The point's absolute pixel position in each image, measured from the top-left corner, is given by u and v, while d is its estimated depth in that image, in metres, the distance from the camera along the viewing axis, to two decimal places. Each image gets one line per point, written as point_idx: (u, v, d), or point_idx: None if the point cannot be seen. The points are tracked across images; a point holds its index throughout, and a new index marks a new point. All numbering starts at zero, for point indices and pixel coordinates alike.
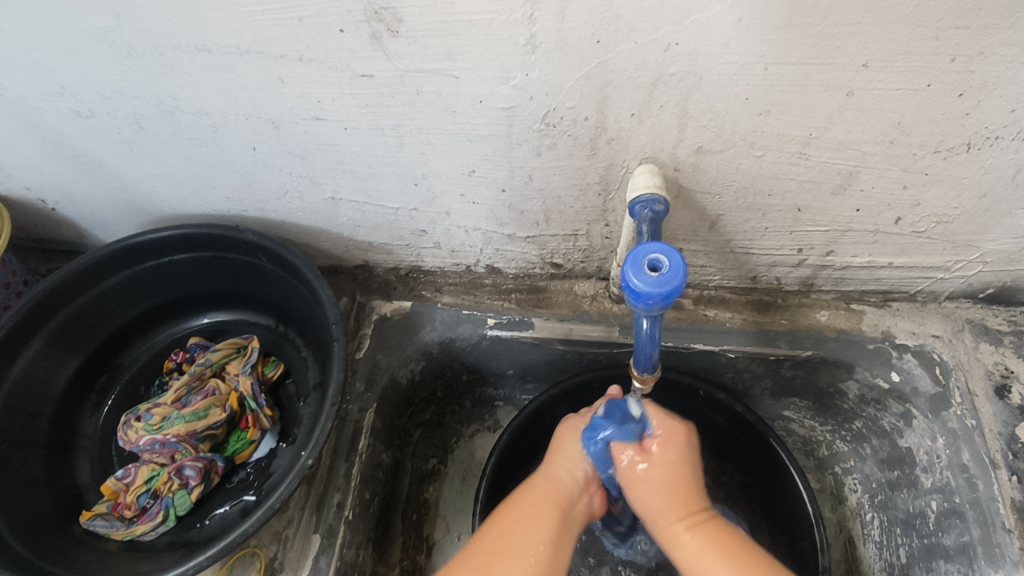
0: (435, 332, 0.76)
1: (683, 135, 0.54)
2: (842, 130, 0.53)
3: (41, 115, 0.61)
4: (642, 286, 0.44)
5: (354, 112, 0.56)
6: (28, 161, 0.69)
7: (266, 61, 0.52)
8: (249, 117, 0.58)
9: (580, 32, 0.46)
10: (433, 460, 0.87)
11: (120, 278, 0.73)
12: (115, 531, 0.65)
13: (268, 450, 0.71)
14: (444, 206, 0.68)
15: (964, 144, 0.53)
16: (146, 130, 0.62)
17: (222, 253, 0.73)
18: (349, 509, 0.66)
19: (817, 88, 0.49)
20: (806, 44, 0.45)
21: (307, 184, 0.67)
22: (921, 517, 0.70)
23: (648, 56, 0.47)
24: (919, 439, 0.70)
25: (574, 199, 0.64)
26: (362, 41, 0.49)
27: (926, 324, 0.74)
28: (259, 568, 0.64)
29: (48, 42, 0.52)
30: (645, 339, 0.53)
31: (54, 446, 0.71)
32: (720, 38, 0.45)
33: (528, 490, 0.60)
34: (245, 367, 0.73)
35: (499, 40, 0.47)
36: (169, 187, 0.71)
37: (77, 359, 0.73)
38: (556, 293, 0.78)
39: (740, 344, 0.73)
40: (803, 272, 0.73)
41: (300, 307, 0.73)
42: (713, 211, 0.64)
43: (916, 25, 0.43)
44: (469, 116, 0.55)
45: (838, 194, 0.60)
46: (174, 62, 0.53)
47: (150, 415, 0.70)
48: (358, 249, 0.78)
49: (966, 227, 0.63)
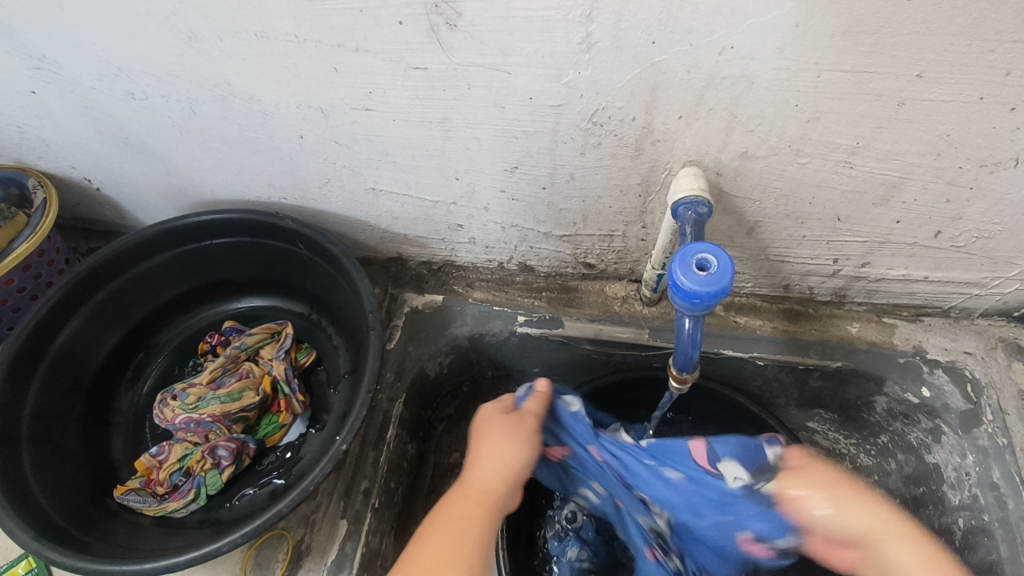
0: (465, 327, 0.77)
1: (729, 139, 0.55)
2: (889, 141, 0.53)
3: (96, 95, 0.63)
4: (689, 284, 0.44)
5: (403, 105, 0.57)
6: (80, 140, 0.71)
7: (322, 50, 0.53)
8: (300, 106, 0.60)
9: (635, 32, 0.46)
10: (456, 454, 0.87)
11: (161, 259, 0.74)
12: (148, 506, 0.66)
13: (298, 435, 0.72)
14: (482, 201, 0.69)
15: (1012, 160, 0.53)
16: (197, 115, 0.63)
17: (263, 239, 0.74)
18: (375, 497, 0.67)
19: (869, 98, 0.49)
20: (861, 52, 0.45)
21: (350, 174, 0.68)
22: (947, 535, 0.70)
23: (701, 58, 0.48)
24: (948, 455, 0.70)
25: (613, 200, 0.65)
26: (419, 34, 0.50)
27: (958, 341, 0.73)
28: (286, 549, 0.65)
29: (113, 23, 0.54)
30: (686, 339, 0.53)
31: (91, 420, 0.72)
32: (776, 44, 0.46)
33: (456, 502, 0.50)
34: (279, 352, 0.74)
35: (554, 38, 0.48)
36: (213, 171, 0.72)
37: (117, 335, 0.75)
38: (587, 294, 0.78)
39: (769, 351, 0.74)
40: (837, 282, 0.73)
41: (335, 296, 0.74)
42: (751, 217, 0.64)
43: (977, 36, 0.43)
44: (517, 112, 0.56)
45: (880, 206, 0.60)
46: (231, 48, 0.54)
47: (186, 394, 0.70)
48: (393, 242, 0.79)
49: (1006, 243, 0.63)
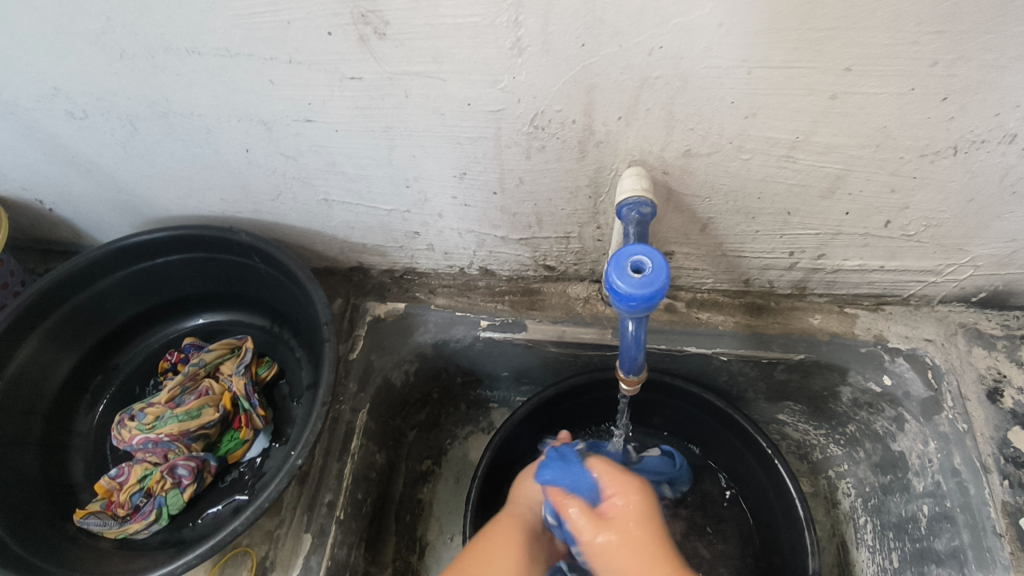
0: (429, 333, 0.76)
1: (670, 138, 0.55)
2: (828, 134, 0.53)
3: (36, 116, 0.62)
4: (626, 287, 0.44)
5: (344, 115, 0.57)
6: (27, 162, 0.70)
7: (255, 63, 0.52)
8: (241, 119, 0.59)
9: (563, 35, 0.46)
10: (427, 461, 0.87)
11: (115, 278, 0.73)
12: (108, 530, 0.65)
13: (261, 449, 0.71)
14: (436, 208, 0.68)
15: (951, 148, 0.53)
16: (140, 132, 0.63)
17: (218, 254, 0.73)
18: (340, 509, 0.67)
19: (802, 92, 0.49)
20: (789, 48, 0.45)
21: (301, 185, 0.67)
22: (914, 522, 0.70)
23: (632, 59, 0.48)
24: (912, 443, 0.70)
25: (565, 202, 0.65)
26: (350, 44, 0.49)
27: (918, 328, 0.73)
28: (251, 566, 0.65)
29: (43, 43, 0.53)
30: (630, 341, 0.53)
31: (50, 444, 0.71)
32: (703, 43, 0.45)
33: (489, 534, 0.63)
34: (239, 367, 0.73)
35: (484, 43, 0.48)
36: (164, 188, 0.71)
37: (74, 358, 0.74)
38: (549, 296, 0.78)
39: (732, 347, 0.74)
40: (795, 275, 0.73)
41: (294, 308, 0.74)
42: (703, 214, 0.64)
43: (898, 29, 0.43)
44: (458, 118, 0.55)
45: (827, 198, 0.60)
46: (165, 64, 0.54)
47: (144, 414, 0.70)
48: (353, 251, 0.79)
49: (955, 231, 0.63)
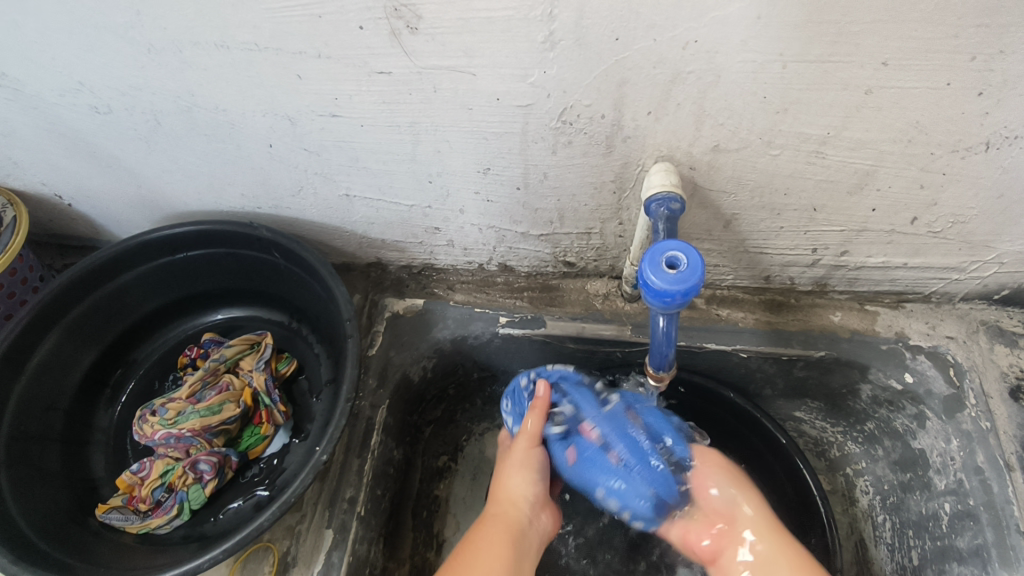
0: (447, 329, 0.76)
1: (699, 133, 0.54)
2: (860, 129, 0.53)
3: (60, 110, 0.62)
4: (660, 283, 0.45)
5: (370, 110, 0.57)
6: (47, 156, 0.69)
7: (284, 57, 0.52)
8: (266, 114, 0.59)
9: (598, 29, 0.46)
10: (443, 457, 0.86)
11: (135, 273, 0.73)
12: (130, 524, 0.65)
13: (281, 446, 0.71)
14: (458, 204, 0.68)
15: (983, 144, 0.53)
16: (163, 127, 0.62)
17: (237, 249, 0.73)
18: (362, 505, 0.66)
19: (836, 88, 0.49)
20: (827, 41, 0.45)
21: (323, 181, 0.67)
22: (935, 519, 0.70)
23: (666, 54, 0.47)
24: (933, 441, 0.70)
25: (588, 198, 0.64)
26: (381, 38, 0.49)
27: (940, 325, 0.73)
28: (272, 561, 0.65)
29: (70, 36, 0.53)
30: (660, 337, 0.54)
31: (71, 439, 0.71)
32: (739, 37, 0.45)
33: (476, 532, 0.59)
34: (259, 363, 0.74)
35: (517, 38, 0.47)
36: (184, 183, 0.71)
37: (94, 353, 0.74)
38: (568, 292, 0.78)
39: (752, 343, 0.73)
40: (816, 272, 0.73)
41: (313, 304, 0.74)
42: (728, 210, 0.64)
43: (938, 22, 0.43)
44: (485, 113, 0.55)
45: (855, 194, 0.60)
46: (192, 58, 0.54)
47: (166, 409, 0.70)
48: (371, 247, 0.79)
49: (982, 227, 0.63)
